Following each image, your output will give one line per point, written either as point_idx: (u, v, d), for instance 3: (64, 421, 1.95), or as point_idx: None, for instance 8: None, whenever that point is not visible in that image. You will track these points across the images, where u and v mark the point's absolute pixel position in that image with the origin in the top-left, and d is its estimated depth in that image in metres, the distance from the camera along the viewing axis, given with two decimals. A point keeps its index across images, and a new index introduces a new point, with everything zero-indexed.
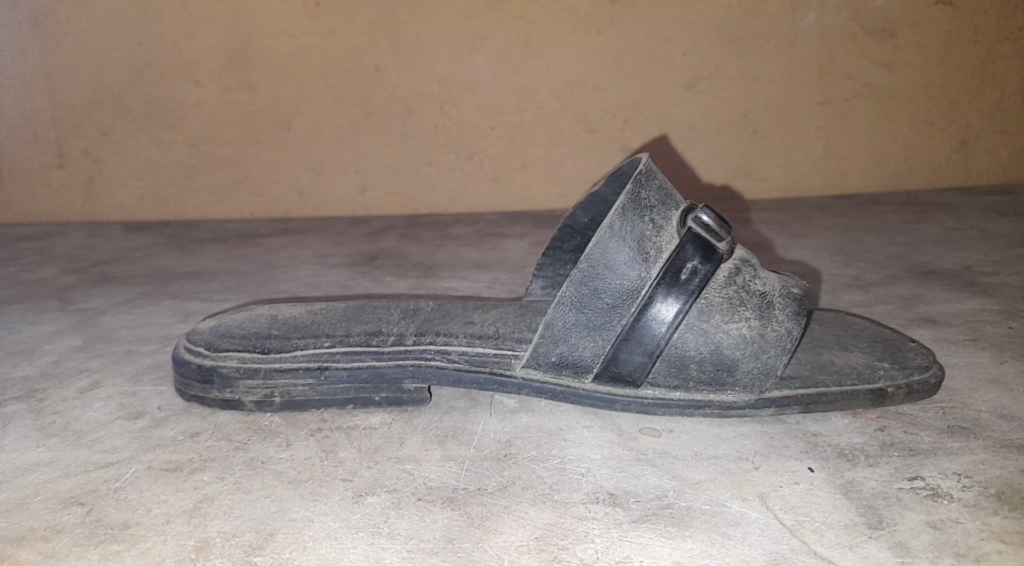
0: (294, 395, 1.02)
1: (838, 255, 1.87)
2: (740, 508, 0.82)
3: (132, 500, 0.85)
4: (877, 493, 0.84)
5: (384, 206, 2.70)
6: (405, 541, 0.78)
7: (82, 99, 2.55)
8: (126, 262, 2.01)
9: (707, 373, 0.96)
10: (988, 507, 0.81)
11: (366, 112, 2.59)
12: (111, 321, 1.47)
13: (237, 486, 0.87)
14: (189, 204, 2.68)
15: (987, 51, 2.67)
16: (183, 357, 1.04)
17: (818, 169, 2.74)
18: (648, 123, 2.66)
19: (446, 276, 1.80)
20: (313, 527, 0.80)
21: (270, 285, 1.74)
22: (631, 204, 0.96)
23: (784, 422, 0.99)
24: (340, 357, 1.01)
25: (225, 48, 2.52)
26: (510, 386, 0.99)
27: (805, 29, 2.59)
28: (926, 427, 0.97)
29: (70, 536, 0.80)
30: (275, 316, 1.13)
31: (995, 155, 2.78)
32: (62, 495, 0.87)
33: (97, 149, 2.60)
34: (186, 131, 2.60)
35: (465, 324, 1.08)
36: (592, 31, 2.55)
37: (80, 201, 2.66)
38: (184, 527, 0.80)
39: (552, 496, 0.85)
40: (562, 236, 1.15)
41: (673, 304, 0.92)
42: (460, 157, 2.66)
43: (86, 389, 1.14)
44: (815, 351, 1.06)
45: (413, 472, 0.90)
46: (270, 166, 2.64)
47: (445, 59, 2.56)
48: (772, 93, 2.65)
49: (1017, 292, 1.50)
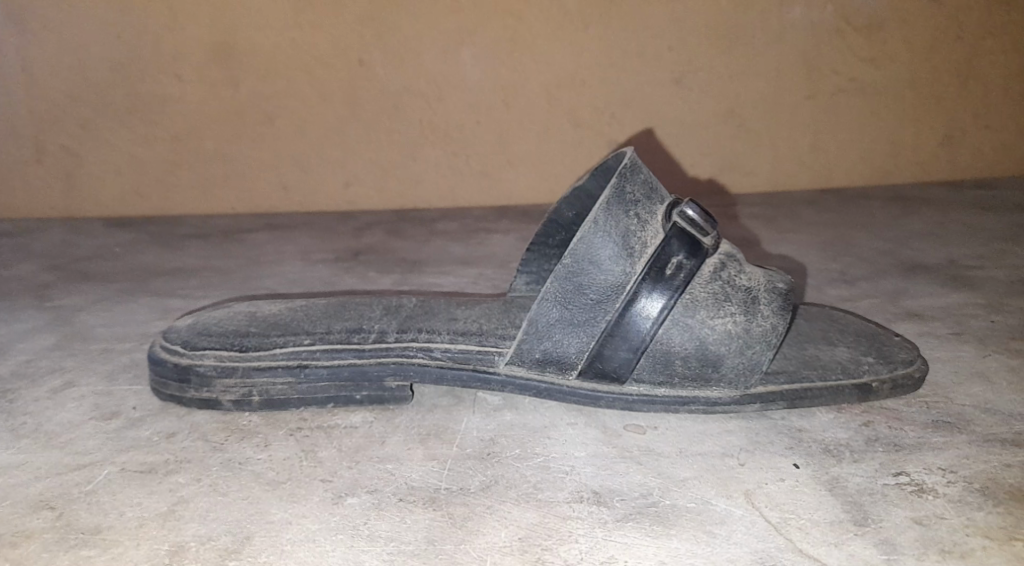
0: (273, 394, 1.00)
1: (824, 249, 1.87)
2: (725, 506, 0.82)
3: (104, 504, 0.83)
4: (862, 489, 0.84)
5: (368, 201, 2.67)
6: (386, 543, 0.77)
7: (60, 93, 2.50)
8: (104, 259, 1.97)
9: (692, 369, 0.95)
10: (973, 503, 0.81)
11: (350, 106, 2.57)
12: (87, 319, 1.44)
13: (214, 488, 0.85)
14: (170, 199, 2.64)
15: (971, 45, 2.68)
16: (159, 355, 1.02)
17: (803, 163, 2.74)
18: (634, 117, 2.65)
19: (430, 271, 1.79)
20: (291, 529, 0.79)
21: (251, 282, 1.72)
22: (616, 198, 0.94)
23: (769, 417, 0.99)
24: (320, 355, 0.99)
25: (207, 41, 2.48)
26: (493, 383, 0.97)
27: (791, 23, 2.59)
28: (910, 421, 0.96)
29: (40, 541, 0.78)
30: (254, 313, 1.11)
31: (978, 149, 2.79)
32: (32, 499, 0.84)
33: (76, 144, 2.56)
34: (167, 125, 2.56)
35: (448, 320, 1.06)
36: (579, 25, 2.54)
37: (57, 197, 2.61)
38: (159, 530, 0.79)
39: (535, 495, 0.84)
40: (547, 231, 1.13)
41: (657, 299, 0.91)
42: (445, 151, 2.64)
43: (60, 388, 1.11)
44: (800, 346, 1.05)
45: (395, 472, 0.88)
46: (252, 160, 2.61)
47: (430, 53, 2.53)
48: (757, 87, 2.65)
49: (1001, 286, 1.50)
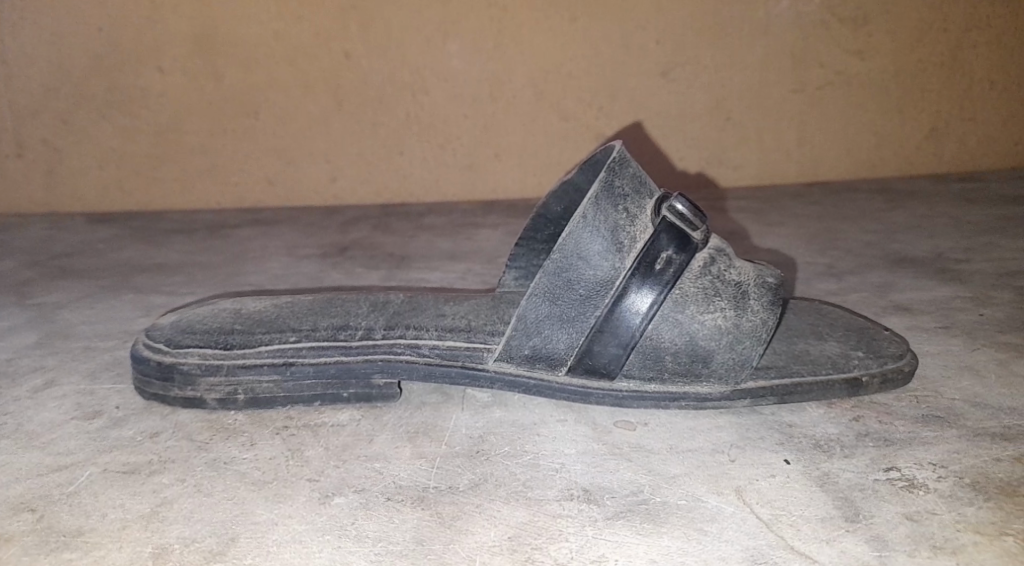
0: (259, 392, 0.99)
1: (812, 242, 1.87)
2: (716, 503, 0.81)
3: (86, 505, 0.82)
4: (853, 485, 0.83)
5: (355, 195, 2.65)
6: (374, 544, 0.76)
7: (41, 86, 2.47)
8: (87, 255, 1.95)
9: (682, 365, 0.94)
10: (964, 498, 0.80)
11: (336, 100, 2.54)
12: (69, 316, 1.42)
13: (198, 489, 0.84)
14: (154, 194, 2.61)
15: (957, 39, 2.69)
16: (141, 354, 1.00)
17: (791, 157, 2.74)
18: (622, 110, 2.64)
19: (418, 267, 1.77)
20: (277, 531, 0.77)
21: (236, 278, 1.70)
22: (605, 192, 0.93)
23: (759, 413, 0.98)
24: (306, 352, 0.98)
25: (190, 34, 2.46)
26: (482, 380, 0.96)
27: (779, 16, 2.59)
28: (900, 416, 0.96)
29: (19, 545, 0.76)
30: (239, 310, 1.10)
31: (964, 142, 2.80)
32: (12, 501, 0.83)
33: (57, 138, 2.53)
34: (150, 119, 2.53)
35: (436, 317, 1.05)
36: (566, 17, 2.53)
37: (39, 192, 2.58)
38: (142, 533, 0.77)
39: (524, 493, 0.83)
40: (535, 226, 1.12)
41: (647, 294, 0.90)
42: (432, 145, 2.62)
43: (42, 387, 1.10)
44: (790, 341, 1.05)
45: (383, 471, 0.87)
46: (237, 155, 2.58)
47: (416, 46, 2.51)
48: (745, 80, 2.64)
49: (989, 279, 1.50)
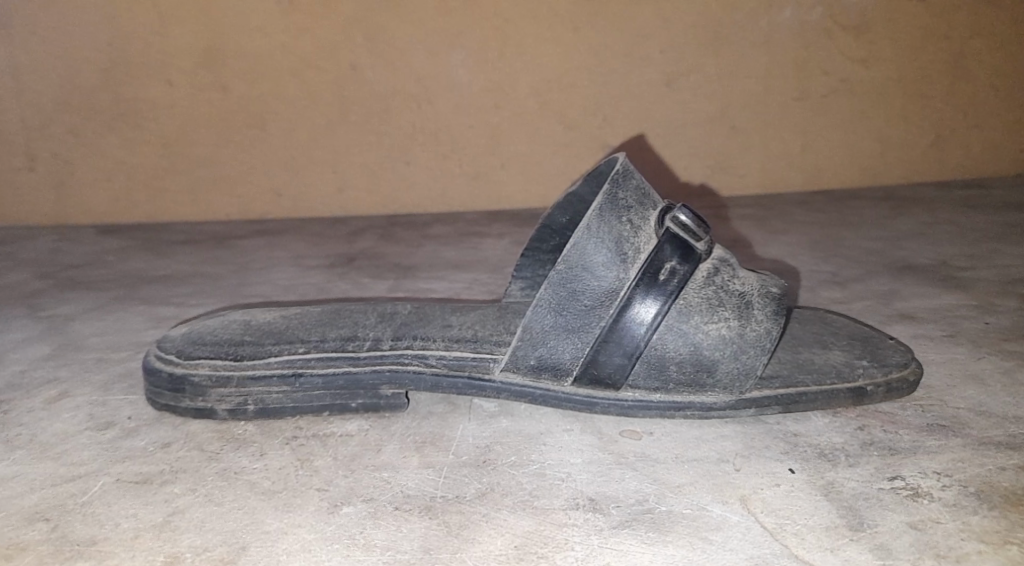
0: (268, 403, 1.00)
1: (815, 251, 1.87)
2: (721, 511, 0.82)
3: (100, 515, 0.83)
4: (857, 494, 0.84)
5: (361, 205, 2.67)
6: (381, 553, 0.77)
7: (52, 100, 2.50)
8: (98, 267, 1.97)
9: (687, 374, 0.95)
10: (969, 507, 0.81)
11: (341, 110, 2.57)
12: (80, 328, 1.44)
13: (209, 498, 0.85)
14: (162, 205, 2.63)
15: (960, 46, 2.70)
16: (153, 365, 1.01)
17: (796, 165, 2.74)
18: (627, 119, 2.66)
19: (424, 277, 1.79)
20: (286, 539, 0.79)
21: (245, 289, 1.71)
22: (609, 204, 0.95)
23: (764, 422, 0.99)
24: (315, 363, 0.99)
25: (198, 46, 2.49)
26: (488, 390, 0.98)
27: (782, 25, 2.60)
28: (905, 425, 0.97)
29: (33, 553, 0.77)
30: (249, 322, 1.11)
31: (970, 149, 2.80)
32: (27, 510, 0.84)
33: (67, 151, 2.55)
34: (159, 131, 2.55)
35: (443, 327, 1.06)
36: (569, 27, 2.54)
37: (49, 205, 2.61)
38: (155, 541, 0.79)
39: (530, 501, 0.84)
40: (541, 236, 1.13)
41: (651, 305, 0.91)
42: (438, 154, 2.64)
43: (54, 398, 1.11)
44: (794, 349, 1.06)
45: (391, 480, 0.88)
46: (244, 165, 2.60)
47: (421, 58, 2.54)
48: (750, 88, 2.65)
49: (993, 287, 1.50)
